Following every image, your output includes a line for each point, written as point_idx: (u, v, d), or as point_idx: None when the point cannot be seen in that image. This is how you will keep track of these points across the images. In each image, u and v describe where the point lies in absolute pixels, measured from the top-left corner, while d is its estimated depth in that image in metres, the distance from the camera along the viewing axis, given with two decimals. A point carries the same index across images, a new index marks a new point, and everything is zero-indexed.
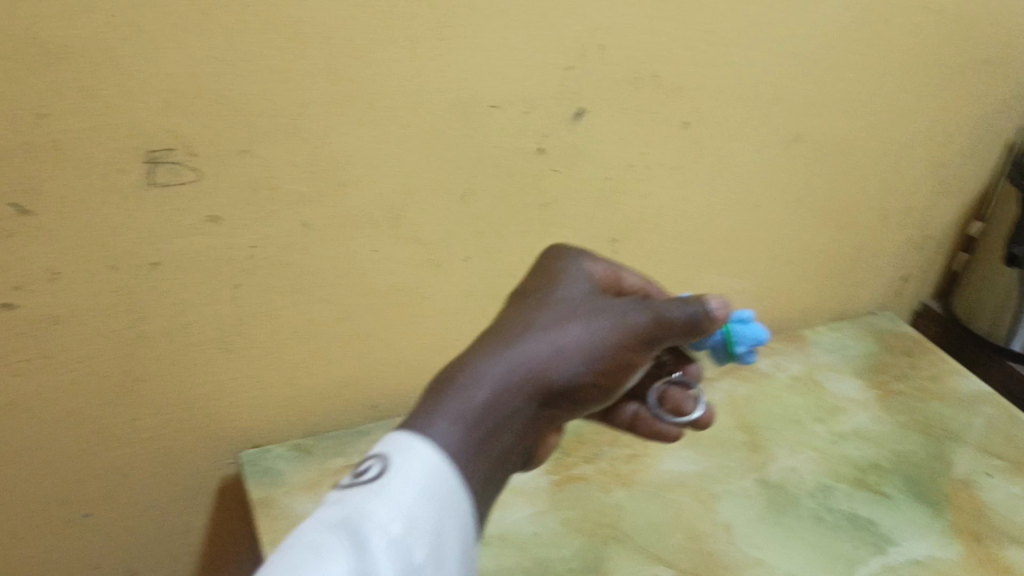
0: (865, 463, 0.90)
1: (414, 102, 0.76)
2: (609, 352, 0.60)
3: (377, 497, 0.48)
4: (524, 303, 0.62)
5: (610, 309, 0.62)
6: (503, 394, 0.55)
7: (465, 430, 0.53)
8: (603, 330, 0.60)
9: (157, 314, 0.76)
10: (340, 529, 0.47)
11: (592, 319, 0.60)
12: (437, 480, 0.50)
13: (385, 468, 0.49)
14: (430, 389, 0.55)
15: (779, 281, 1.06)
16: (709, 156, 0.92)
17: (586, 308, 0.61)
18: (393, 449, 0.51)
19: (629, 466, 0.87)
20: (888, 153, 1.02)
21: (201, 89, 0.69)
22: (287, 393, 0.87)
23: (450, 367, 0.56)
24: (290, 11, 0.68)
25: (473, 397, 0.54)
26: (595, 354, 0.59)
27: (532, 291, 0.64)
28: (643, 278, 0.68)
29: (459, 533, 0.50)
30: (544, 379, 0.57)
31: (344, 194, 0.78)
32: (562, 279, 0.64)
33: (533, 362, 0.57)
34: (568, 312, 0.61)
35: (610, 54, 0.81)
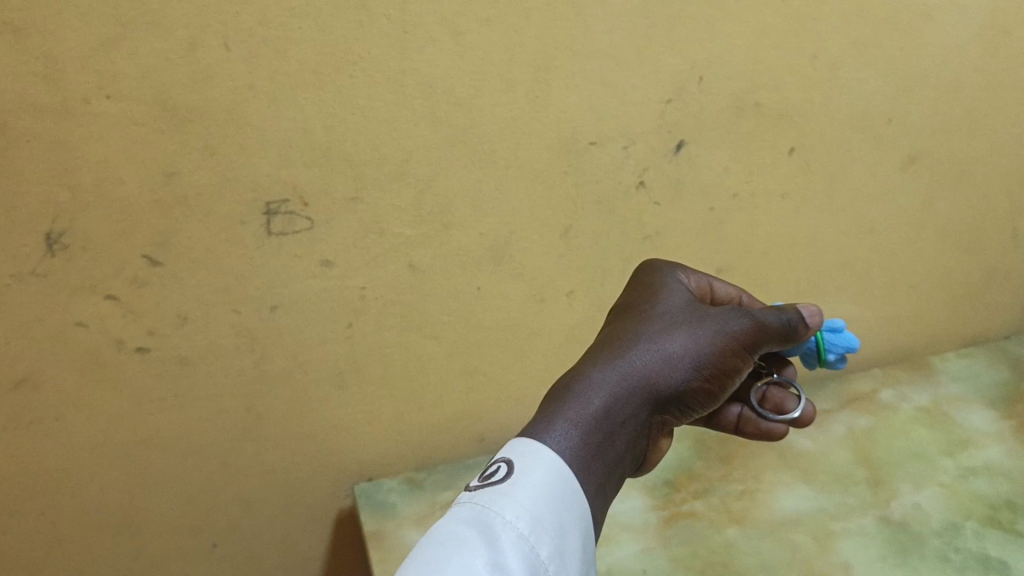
0: (998, 500, 0.85)
1: (515, 142, 0.77)
2: (717, 355, 0.59)
3: (505, 496, 0.49)
4: (625, 316, 0.62)
5: (714, 314, 0.61)
6: (618, 403, 0.55)
7: (584, 438, 0.53)
8: (709, 334, 0.59)
9: (277, 354, 0.80)
10: (471, 525, 0.47)
11: (696, 325, 0.60)
12: (561, 482, 0.50)
13: (512, 469, 0.50)
14: (544, 403, 0.55)
15: (902, 308, 1.01)
16: (820, 182, 0.89)
17: (689, 314, 0.61)
18: (517, 453, 0.51)
19: (741, 502, 0.85)
20: (1017, 169, 0.96)
21: (313, 142, 0.72)
22: (399, 427, 0.89)
23: (561, 381, 0.56)
24: (393, 62, 0.70)
25: (589, 406, 0.54)
26: (703, 358, 0.59)
27: (633, 302, 0.63)
28: (736, 288, 0.67)
29: (584, 537, 0.50)
30: (654, 386, 0.57)
31: (448, 235, 0.80)
32: (662, 288, 0.64)
33: (642, 370, 0.57)
34: (671, 318, 0.60)
35: (710, 85, 0.80)
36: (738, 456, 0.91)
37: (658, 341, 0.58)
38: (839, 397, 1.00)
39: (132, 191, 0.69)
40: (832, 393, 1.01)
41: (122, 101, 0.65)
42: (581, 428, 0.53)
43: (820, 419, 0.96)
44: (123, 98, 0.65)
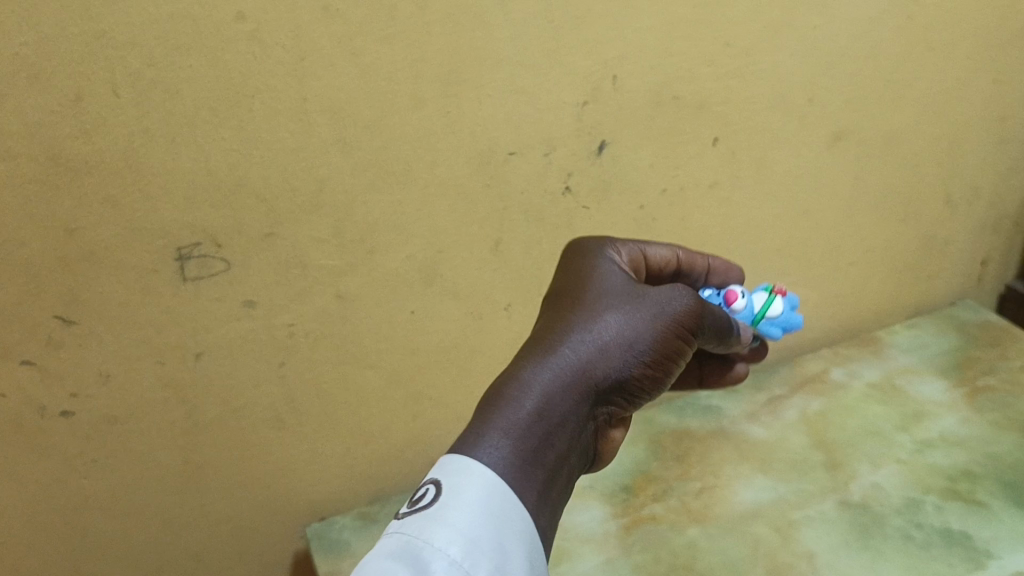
0: (956, 471, 0.84)
1: (433, 161, 0.75)
2: (658, 338, 0.56)
3: (437, 522, 0.45)
4: (558, 303, 0.58)
5: (651, 294, 0.58)
6: (558, 400, 0.51)
7: (523, 442, 0.49)
8: (645, 319, 0.56)
9: (209, 401, 0.78)
10: (400, 558, 0.44)
11: (631, 309, 0.56)
12: (497, 497, 0.46)
13: (443, 491, 0.47)
14: (478, 407, 0.51)
15: (844, 286, 1.01)
16: (747, 168, 0.88)
17: (626, 297, 0.57)
18: (448, 471, 0.48)
19: (701, 500, 0.83)
20: (945, 136, 0.96)
21: (219, 183, 0.68)
22: (346, 459, 0.87)
23: (495, 381, 0.52)
24: (293, 91, 0.67)
25: (527, 407, 0.50)
26: (640, 344, 0.55)
27: (565, 285, 0.60)
28: (669, 249, 0.66)
29: (527, 551, 0.47)
30: (590, 380, 0.53)
31: (373, 262, 0.77)
32: (596, 270, 0.60)
33: (577, 363, 0.53)
34: (605, 303, 0.57)
35: (625, 83, 0.78)
36: (695, 452, 0.89)
37: (591, 330, 0.55)
38: (791, 380, 0.99)
39: (34, 253, 0.65)
40: (784, 377, 1.00)
41: (10, 159, 0.61)
42: (515, 435, 0.49)
43: (774, 406, 0.95)
44: (11, 157, 0.61)
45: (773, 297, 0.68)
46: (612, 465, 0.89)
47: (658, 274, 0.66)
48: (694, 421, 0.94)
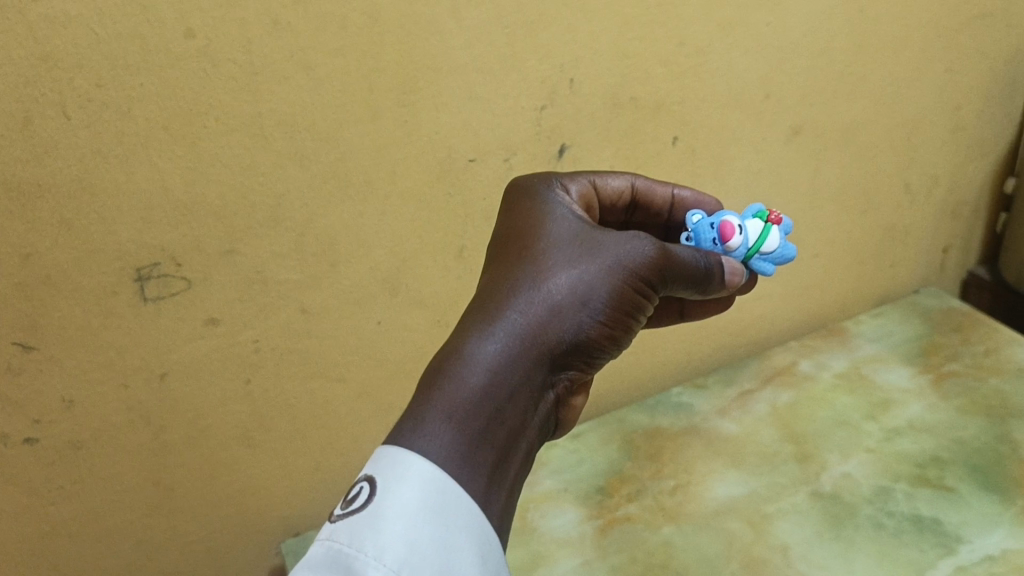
0: (924, 457, 0.85)
1: (392, 172, 0.75)
2: (612, 294, 0.54)
3: (371, 529, 0.43)
4: (507, 258, 0.56)
5: (606, 245, 0.56)
6: (507, 370, 0.49)
7: (470, 419, 0.47)
8: (599, 273, 0.54)
9: (176, 422, 0.77)
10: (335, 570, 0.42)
11: (584, 264, 0.55)
12: (437, 493, 0.45)
13: (379, 490, 0.45)
14: (422, 381, 0.49)
15: (808, 278, 1.02)
16: (707, 166, 0.89)
17: (578, 252, 0.55)
18: (385, 464, 0.46)
19: (675, 498, 0.84)
20: (900, 126, 0.97)
21: (175, 201, 0.68)
22: (318, 474, 0.87)
23: (440, 353, 0.50)
24: (247, 107, 0.67)
25: (472, 381, 0.48)
26: (594, 302, 0.54)
27: (514, 236, 0.57)
28: (625, 178, 0.66)
29: (473, 543, 0.45)
30: (543, 343, 0.52)
31: (337, 274, 0.77)
32: (545, 220, 0.58)
33: (527, 327, 0.51)
34: (556, 259, 0.55)
35: (582, 86, 0.79)
36: (667, 450, 0.90)
37: (542, 291, 0.53)
38: (760, 373, 1.00)
39: None
40: (753, 371, 1.00)
41: None
42: (460, 413, 0.47)
43: (745, 400, 0.96)
44: None
45: (770, 230, 0.65)
46: (586, 467, 0.89)
47: (612, 206, 0.66)
48: (666, 419, 0.94)
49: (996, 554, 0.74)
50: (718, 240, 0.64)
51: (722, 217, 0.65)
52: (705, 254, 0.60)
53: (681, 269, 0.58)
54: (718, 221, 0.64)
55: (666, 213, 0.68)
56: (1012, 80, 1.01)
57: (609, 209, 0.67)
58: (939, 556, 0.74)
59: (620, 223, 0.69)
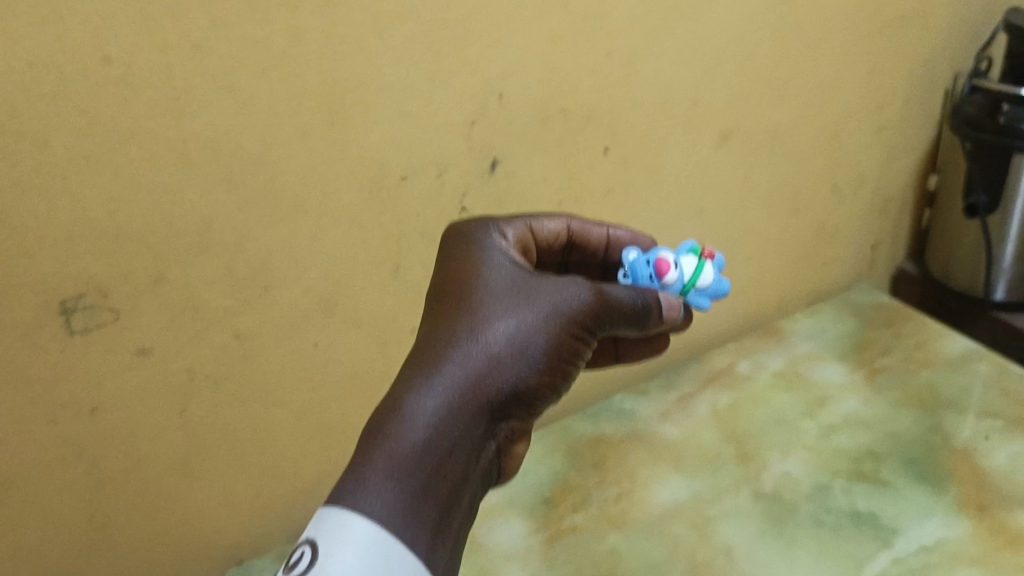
0: (860, 452, 0.87)
1: (323, 192, 0.74)
2: (551, 343, 0.56)
3: None
4: (447, 308, 0.57)
5: (543, 292, 0.58)
6: (446, 424, 0.51)
7: (409, 475, 0.49)
8: (536, 321, 0.56)
9: (111, 456, 0.74)
10: None
11: (522, 312, 0.56)
12: (378, 554, 0.45)
13: (319, 554, 0.45)
14: (363, 437, 0.51)
15: (744, 280, 1.04)
16: (639, 174, 0.90)
17: (515, 301, 0.57)
18: (326, 524, 0.47)
19: (620, 505, 0.84)
20: (826, 128, 0.99)
21: (99, 230, 0.66)
22: (261, 500, 0.85)
23: (381, 407, 0.52)
24: (170, 132, 0.66)
25: (411, 438, 0.50)
26: (532, 349, 0.56)
27: (452, 283, 0.59)
28: (561, 220, 0.70)
29: None
30: (482, 393, 0.54)
31: (270, 297, 0.76)
32: (483, 268, 0.60)
33: (467, 378, 0.53)
34: (495, 307, 0.56)
35: (512, 100, 0.79)
36: (612, 457, 0.90)
37: (481, 340, 0.55)
38: (700, 376, 1.01)
39: None
40: (693, 374, 1.02)
41: None
42: (399, 470, 0.48)
43: (686, 403, 0.97)
44: None
45: (704, 264, 0.67)
46: (532, 478, 0.89)
47: (549, 247, 0.70)
48: (610, 426, 0.95)
49: (931, 544, 0.76)
50: (655, 276, 0.65)
51: (656, 254, 0.67)
52: (642, 292, 0.62)
53: (618, 312, 0.60)
54: (653, 257, 0.66)
55: (602, 252, 0.71)
56: (929, 81, 1.05)
57: (546, 250, 0.70)
58: (877, 548, 0.76)
59: (558, 263, 0.72)
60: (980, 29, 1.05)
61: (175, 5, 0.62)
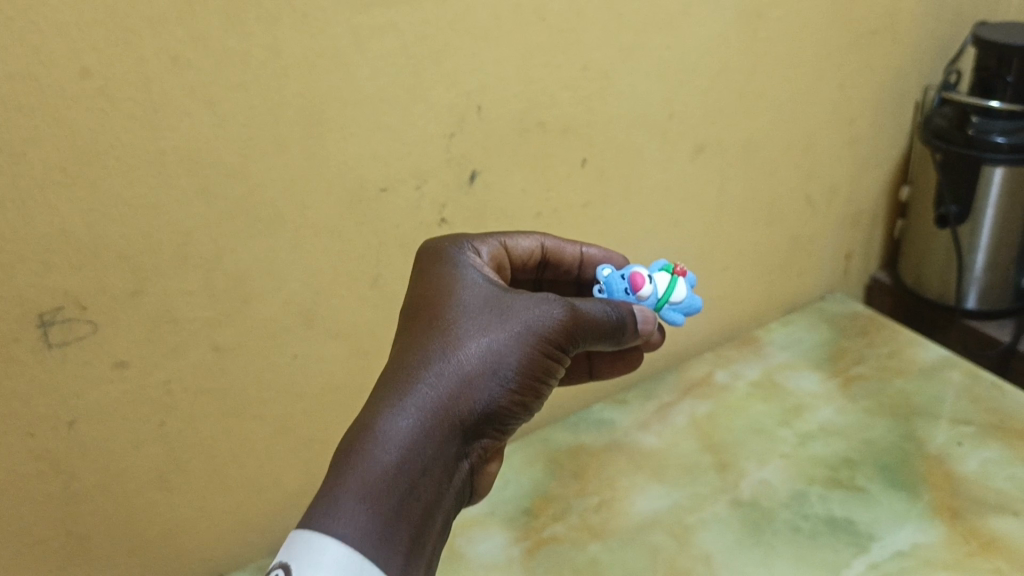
0: (836, 459, 0.88)
1: (301, 204, 0.74)
2: (523, 361, 0.57)
3: None
4: (419, 328, 0.58)
5: (515, 310, 0.59)
6: (420, 443, 0.52)
7: (384, 496, 0.49)
8: (509, 339, 0.57)
9: (88, 470, 0.74)
10: None
11: (494, 330, 0.57)
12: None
13: None
14: (336, 458, 0.51)
15: (720, 290, 1.05)
16: (617, 185, 0.91)
17: (488, 320, 0.58)
18: (297, 552, 0.46)
19: (600, 515, 0.85)
20: (800, 140, 1.01)
21: (76, 243, 0.66)
22: (240, 513, 0.84)
23: (354, 427, 0.52)
24: (148, 145, 0.66)
25: (385, 457, 0.50)
26: (505, 368, 0.57)
27: (425, 304, 0.60)
28: (535, 239, 0.71)
29: None
30: (456, 413, 0.54)
31: (249, 309, 0.76)
32: (456, 288, 0.60)
33: (440, 397, 0.54)
34: (468, 327, 0.57)
35: (490, 112, 0.80)
36: (591, 467, 0.91)
37: (454, 360, 0.55)
38: (678, 386, 1.02)
39: None
40: (671, 383, 1.02)
41: None
42: (374, 491, 0.49)
43: (664, 412, 0.98)
44: None
45: (677, 280, 0.69)
46: (512, 489, 0.89)
47: (524, 265, 0.71)
48: (589, 436, 0.95)
49: (906, 549, 0.77)
50: (630, 289, 0.68)
51: (631, 270, 0.69)
52: (615, 306, 0.63)
53: (590, 328, 0.61)
54: (628, 273, 0.69)
55: (576, 270, 0.73)
56: (900, 93, 1.06)
57: (521, 267, 0.71)
58: (853, 554, 0.77)
59: (531, 281, 0.73)
60: (948, 43, 1.07)
61: (153, 18, 0.62)
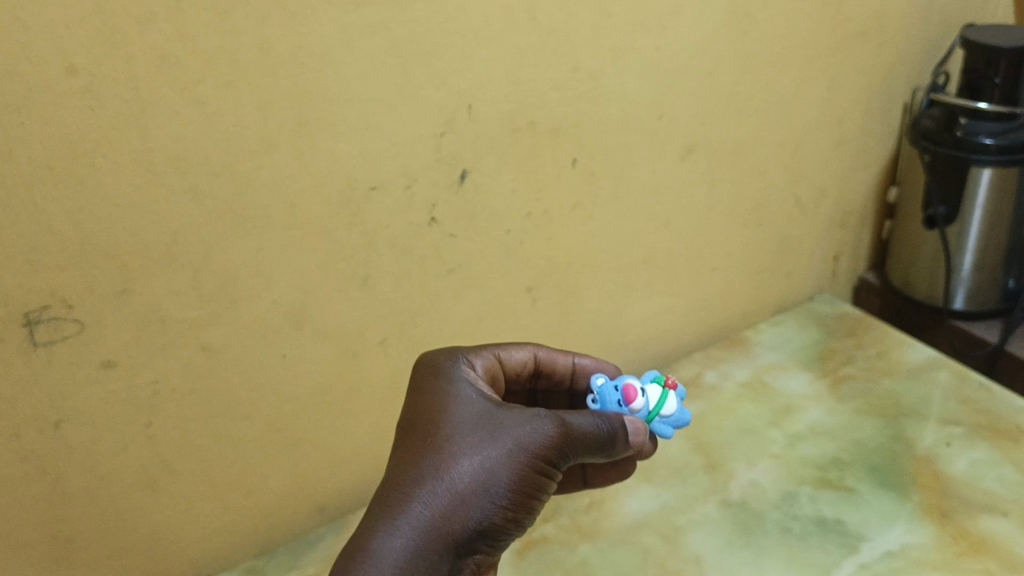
0: (826, 460, 0.88)
1: (290, 203, 0.74)
2: (514, 480, 0.58)
3: None
4: (416, 445, 0.59)
5: (507, 427, 0.59)
6: (409, 566, 0.53)
7: None
8: (499, 457, 0.58)
9: (74, 472, 0.73)
10: None
11: (485, 449, 0.58)
12: None
13: None
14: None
15: (709, 291, 1.05)
16: (608, 186, 0.91)
17: (479, 438, 0.59)
18: None
19: (590, 516, 0.85)
20: (789, 142, 1.01)
21: (62, 242, 0.65)
22: (227, 516, 0.83)
23: (349, 547, 0.55)
24: (135, 144, 0.65)
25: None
26: (495, 486, 0.57)
27: (422, 420, 0.61)
28: (528, 349, 0.72)
29: None
30: (447, 533, 0.55)
31: (238, 309, 0.75)
32: (451, 403, 0.61)
33: (431, 518, 0.55)
34: (459, 445, 0.58)
35: (480, 112, 0.79)
36: None
37: (444, 480, 0.57)
38: None
39: None
40: None
41: None
42: None
43: None
44: None
45: (667, 395, 0.69)
46: None
47: (518, 375, 0.72)
48: None
49: (895, 550, 0.78)
50: (623, 402, 0.67)
51: (623, 381, 0.68)
52: (607, 418, 0.62)
53: (583, 442, 0.60)
54: (621, 384, 0.68)
55: (568, 381, 0.73)
56: (888, 95, 1.07)
57: (515, 378, 0.72)
58: (843, 555, 0.78)
59: (527, 391, 0.74)
60: (936, 46, 1.07)
61: (140, 16, 0.62)
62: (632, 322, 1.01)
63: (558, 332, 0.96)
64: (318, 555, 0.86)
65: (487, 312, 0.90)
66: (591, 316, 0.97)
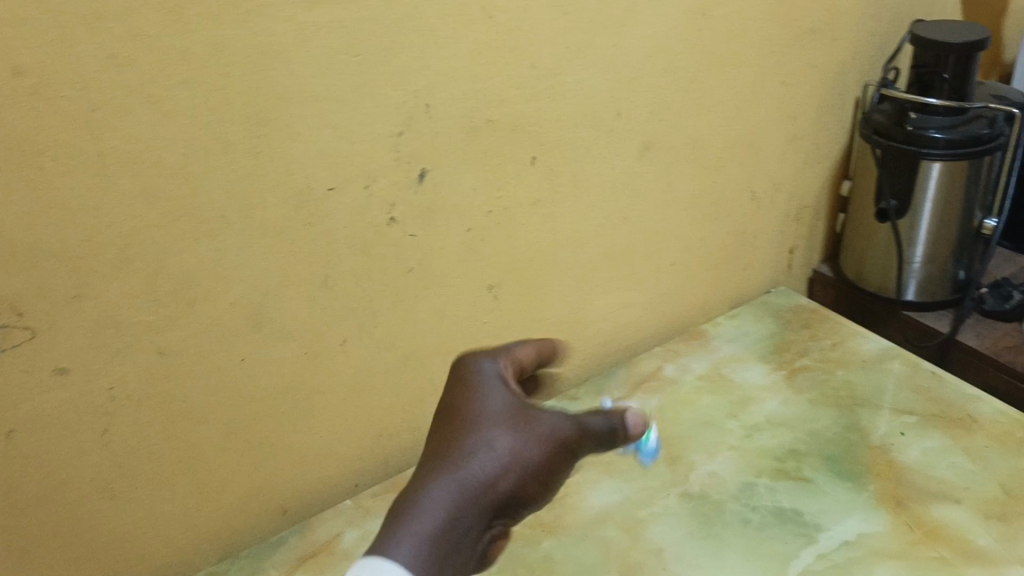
0: (783, 451, 0.90)
1: (247, 205, 0.73)
2: (550, 454, 0.60)
3: None
4: (451, 421, 0.62)
5: (541, 409, 0.63)
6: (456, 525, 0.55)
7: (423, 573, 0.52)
8: (539, 433, 0.61)
9: (28, 481, 0.72)
10: None
11: (524, 425, 0.61)
12: None
13: None
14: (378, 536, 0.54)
15: (668, 285, 1.06)
16: (567, 183, 0.91)
17: (516, 416, 0.61)
18: None
19: (553, 511, 0.85)
20: (744, 137, 1.02)
21: (10, 246, 0.64)
22: (186, 521, 0.82)
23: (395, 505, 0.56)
24: (86, 146, 0.64)
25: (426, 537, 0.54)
26: (535, 459, 0.60)
27: (455, 401, 0.63)
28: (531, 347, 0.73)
29: None
30: (489, 498, 0.57)
31: (194, 311, 0.74)
32: (480, 387, 0.64)
33: (477, 482, 0.57)
34: (500, 420, 0.61)
35: (439, 111, 0.79)
36: None
37: (488, 450, 0.59)
38: (628, 381, 1.02)
39: None
40: (621, 378, 1.03)
41: None
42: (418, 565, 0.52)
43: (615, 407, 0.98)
44: None
45: None
46: None
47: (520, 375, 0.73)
48: None
49: (852, 538, 0.79)
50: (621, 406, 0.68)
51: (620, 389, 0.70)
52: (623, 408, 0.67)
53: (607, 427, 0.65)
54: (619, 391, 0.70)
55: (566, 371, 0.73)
56: (841, 91, 1.09)
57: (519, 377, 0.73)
58: (801, 545, 0.79)
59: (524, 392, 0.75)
60: (887, 42, 1.09)
61: (90, 16, 0.60)
62: (592, 317, 1.01)
63: (519, 329, 0.96)
64: (280, 558, 0.84)
65: (448, 310, 0.90)
66: (551, 312, 0.97)
